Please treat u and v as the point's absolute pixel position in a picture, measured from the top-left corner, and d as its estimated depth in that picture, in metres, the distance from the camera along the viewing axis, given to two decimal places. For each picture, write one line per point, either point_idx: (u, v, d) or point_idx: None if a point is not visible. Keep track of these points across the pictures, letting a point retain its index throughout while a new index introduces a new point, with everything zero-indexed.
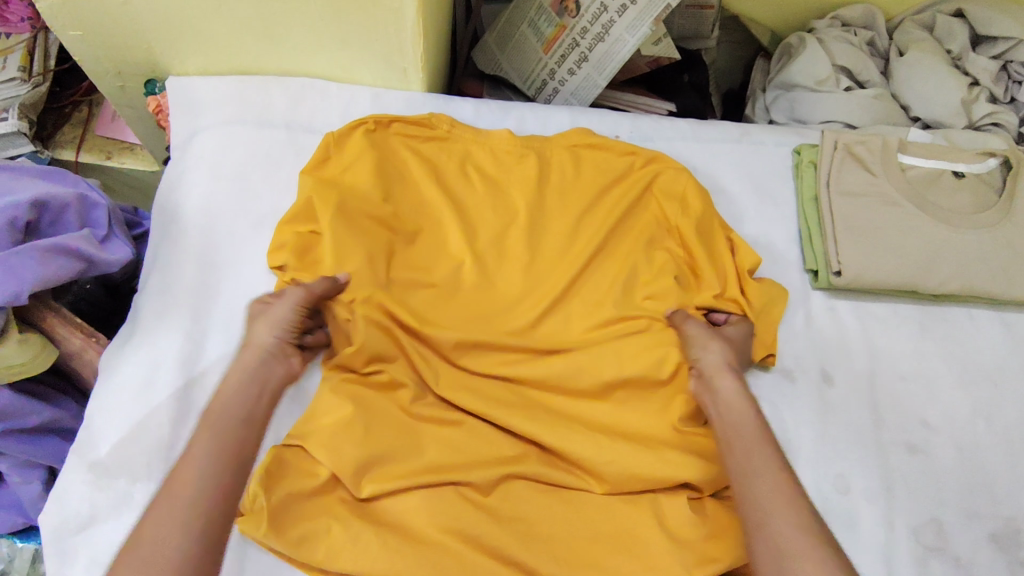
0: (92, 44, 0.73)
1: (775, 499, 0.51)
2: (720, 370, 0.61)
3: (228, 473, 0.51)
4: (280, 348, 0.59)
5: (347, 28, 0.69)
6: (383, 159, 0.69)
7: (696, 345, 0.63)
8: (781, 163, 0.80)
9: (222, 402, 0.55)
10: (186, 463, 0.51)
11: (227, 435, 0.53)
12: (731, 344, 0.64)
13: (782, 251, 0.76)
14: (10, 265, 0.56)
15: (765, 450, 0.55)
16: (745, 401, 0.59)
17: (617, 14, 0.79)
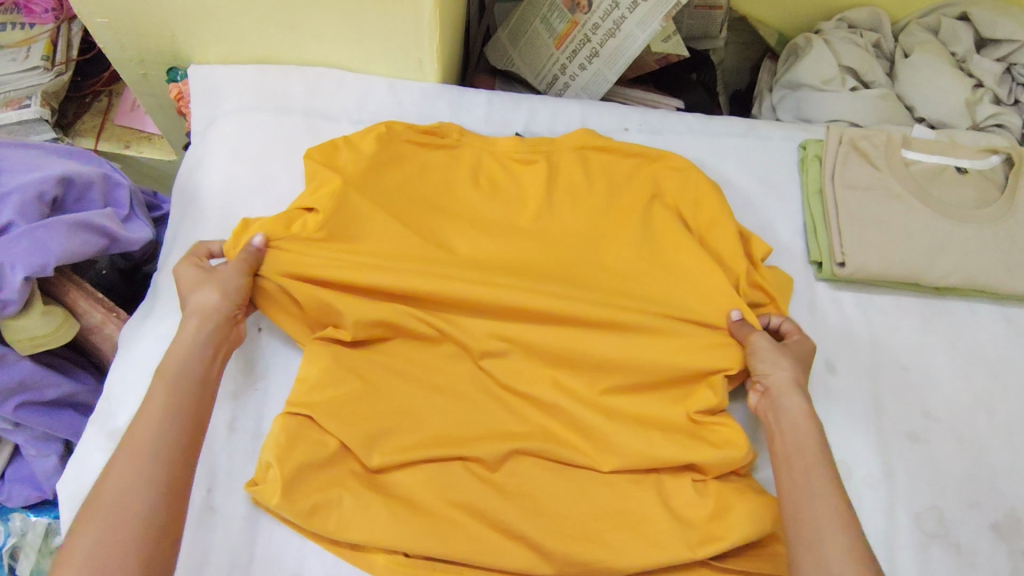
0: (117, 31, 0.75)
1: (825, 512, 0.51)
2: (787, 389, 0.61)
3: (185, 428, 0.51)
4: (224, 311, 0.59)
5: (365, 18, 0.71)
6: (391, 168, 0.69)
7: (761, 360, 0.63)
8: (787, 157, 0.82)
9: (179, 360, 0.55)
10: (144, 420, 0.51)
11: (187, 392, 0.53)
12: (800, 361, 0.64)
13: (787, 243, 0.77)
14: (37, 237, 0.57)
15: (820, 466, 0.54)
16: (806, 418, 0.58)
17: (628, 10, 0.81)
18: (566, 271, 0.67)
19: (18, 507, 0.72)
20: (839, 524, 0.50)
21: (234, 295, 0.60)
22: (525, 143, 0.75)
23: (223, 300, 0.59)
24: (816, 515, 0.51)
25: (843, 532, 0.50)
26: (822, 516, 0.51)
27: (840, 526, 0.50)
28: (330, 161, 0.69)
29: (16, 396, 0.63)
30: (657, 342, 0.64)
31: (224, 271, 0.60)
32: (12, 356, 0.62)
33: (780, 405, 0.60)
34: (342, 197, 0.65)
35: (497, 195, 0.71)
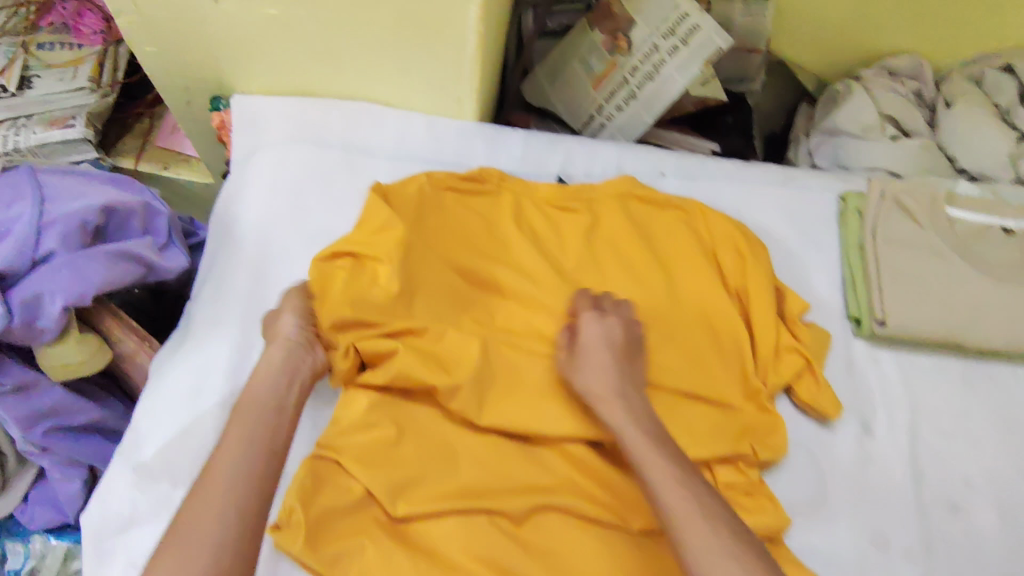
0: (166, 59, 0.76)
1: (691, 517, 0.50)
2: (603, 398, 0.59)
3: (259, 464, 0.51)
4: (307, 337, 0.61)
5: (408, 57, 0.72)
6: (431, 215, 0.70)
7: (573, 374, 0.61)
8: (826, 208, 0.80)
9: (254, 394, 0.56)
10: (220, 454, 0.51)
11: (262, 426, 0.54)
12: (600, 354, 0.61)
13: (824, 297, 0.75)
14: (79, 266, 0.58)
15: (657, 467, 0.53)
16: (631, 422, 0.57)
17: (668, 54, 0.82)
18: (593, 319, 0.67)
19: (39, 530, 0.73)
20: (700, 525, 0.49)
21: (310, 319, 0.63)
22: (566, 189, 0.76)
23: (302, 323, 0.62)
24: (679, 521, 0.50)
25: (712, 542, 0.48)
26: (687, 525, 0.49)
27: (709, 530, 0.49)
28: (387, 198, 0.69)
29: (46, 421, 0.64)
30: (686, 405, 0.65)
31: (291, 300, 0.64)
32: (44, 381, 0.62)
33: (606, 420, 0.58)
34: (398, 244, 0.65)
35: (535, 243, 0.72)
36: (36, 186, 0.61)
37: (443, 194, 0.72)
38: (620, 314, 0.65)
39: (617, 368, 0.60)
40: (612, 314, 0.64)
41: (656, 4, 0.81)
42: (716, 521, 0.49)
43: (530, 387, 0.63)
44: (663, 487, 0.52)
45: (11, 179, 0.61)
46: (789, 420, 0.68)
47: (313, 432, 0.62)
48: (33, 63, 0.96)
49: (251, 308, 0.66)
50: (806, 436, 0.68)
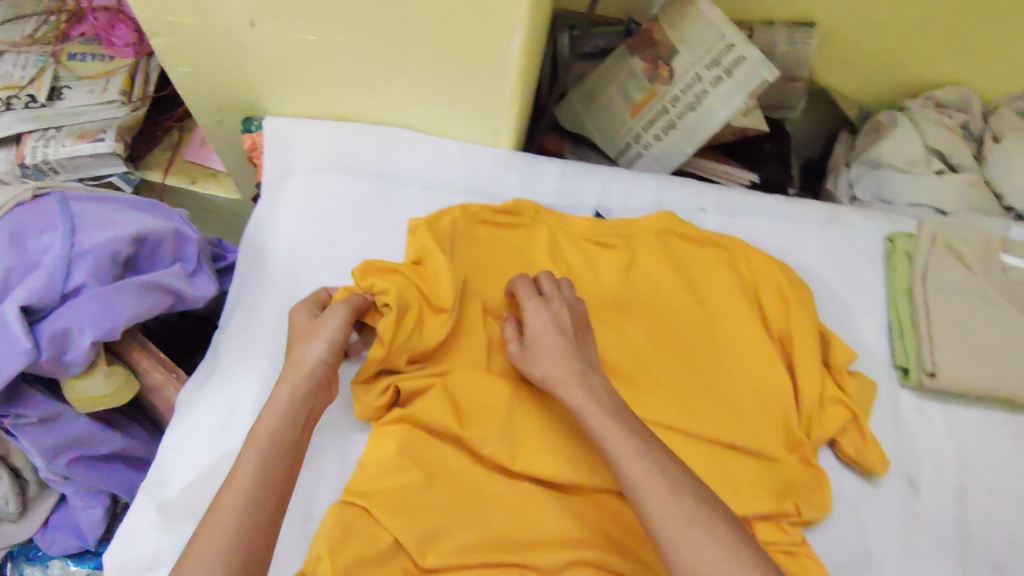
0: (198, 80, 0.75)
1: (655, 487, 0.49)
2: (562, 380, 0.57)
3: (269, 510, 0.48)
4: (330, 370, 0.58)
5: (446, 85, 0.69)
6: (465, 249, 0.69)
7: (529, 364, 0.60)
8: (872, 248, 0.77)
9: (270, 429, 0.53)
10: (231, 492, 0.48)
11: (276, 464, 0.50)
12: (550, 339, 0.60)
13: (868, 342, 0.73)
14: (109, 299, 0.56)
15: (618, 440, 0.52)
16: (591, 402, 0.55)
17: (711, 85, 0.79)
18: (630, 363, 0.65)
19: (59, 555, 0.73)
20: (669, 497, 0.48)
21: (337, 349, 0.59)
22: (602, 224, 0.73)
23: (330, 356, 0.58)
24: (645, 493, 0.49)
25: (678, 508, 0.47)
26: (651, 495, 0.48)
27: (671, 496, 0.48)
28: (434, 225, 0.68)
29: (71, 450, 0.62)
30: (728, 457, 0.62)
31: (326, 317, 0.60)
32: (70, 413, 0.61)
33: (567, 403, 0.57)
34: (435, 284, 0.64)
35: (572, 281, 0.70)
36: (67, 216, 0.59)
37: (476, 227, 0.70)
38: (561, 295, 0.64)
39: (566, 346, 0.59)
40: (555, 295, 0.64)
41: (698, 32, 0.79)
42: (678, 486, 0.48)
43: (565, 435, 0.61)
44: (624, 459, 0.51)
45: (41, 208, 0.60)
46: (831, 474, 0.66)
47: (341, 475, 0.61)
48: (63, 74, 0.95)
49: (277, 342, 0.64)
50: (848, 491, 0.65)
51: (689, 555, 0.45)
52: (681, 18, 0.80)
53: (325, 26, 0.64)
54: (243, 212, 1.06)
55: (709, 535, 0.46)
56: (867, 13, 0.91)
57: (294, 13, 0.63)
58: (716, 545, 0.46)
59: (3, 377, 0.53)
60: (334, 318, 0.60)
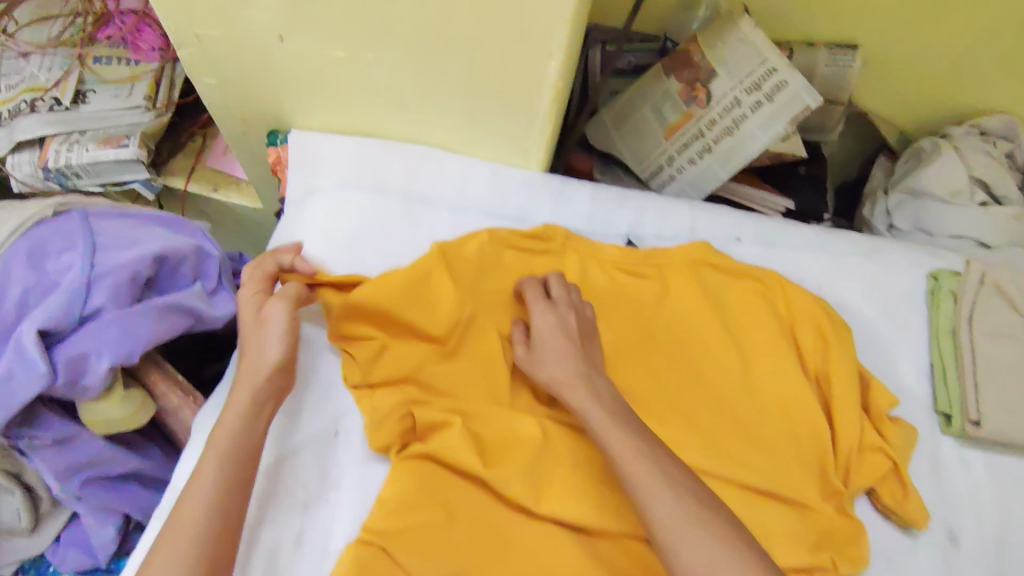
0: (224, 91, 0.73)
1: (656, 488, 0.49)
2: (566, 383, 0.57)
3: (231, 519, 0.50)
4: (286, 373, 0.59)
5: (478, 105, 0.67)
6: (490, 276, 0.67)
7: (535, 367, 0.60)
8: (915, 286, 0.74)
9: (231, 432, 0.54)
10: (192, 500, 0.50)
11: (239, 469, 0.52)
12: (555, 342, 0.60)
13: (907, 384, 0.70)
14: (127, 323, 0.55)
15: (620, 441, 0.52)
16: (597, 405, 0.55)
17: (750, 110, 0.77)
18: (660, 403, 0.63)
19: (70, 573, 0.70)
20: (671, 499, 0.48)
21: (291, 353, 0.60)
22: (634, 252, 0.71)
23: (286, 361, 0.59)
24: (647, 496, 0.49)
25: (679, 513, 0.48)
26: (651, 490, 0.49)
27: (672, 497, 0.49)
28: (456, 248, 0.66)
29: (84, 470, 0.61)
30: (764, 505, 0.59)
31: (274, 314, 0.60)
32: (87, 433, 0.60)
33: (572, 404, 0.57)
34: (460, 313, 0.62)
35: (602, 312, 0.67)
36: (88, 234, 0.58)
37: (504, 253, 0.68)
38: (568, 300, 0.64)
39: (572, 351, 0.60)
40: (563, 298, 0.64)
41: (738, 55, 0.76)
42: (679, 487, 0.49)
43: (598, 477, 0.59)
44: (627, 460, 0.51)
45: (63, 225, 0.59)
46: (869, 526, 0.63)
47: (358, 510, 0.58)
48: (89, 78, 0.94)
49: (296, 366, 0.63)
50: (886, 544, 0.62)
51: (692, 556, 0.46)
52: (720, 41, 0.77)
53: (357, 43, 0.62)
54: (263, 222, 1.05)
55: (712, 538, 0.46)
56: (915, 37, 0.87)
57: (326, 28, 0.61)
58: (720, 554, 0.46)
59: (21, 401, 0.52)
60: (278, 322, 0.60)
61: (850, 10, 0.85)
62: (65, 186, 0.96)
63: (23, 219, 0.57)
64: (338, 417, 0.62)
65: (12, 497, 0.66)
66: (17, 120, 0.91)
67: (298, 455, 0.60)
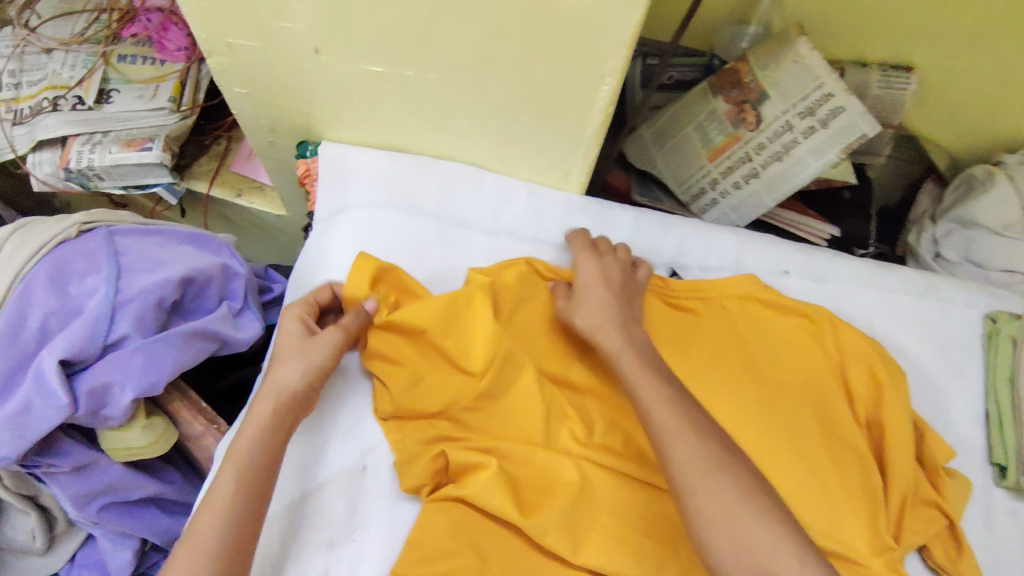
0: (253, 100, 0.69)
1: (680, 432, 0.48)
2: (602, 326, 0.57)
3: (245, 538, 0.48)
4: (313, 389, 0.56)
5: (519, 125, 0.63)
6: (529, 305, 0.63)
7: (572, 313, 0.60)
8: (971, 327, 0.71)
9: (250, 443, 0.51)
10: (207, 513, 0.48)
11: (257, 482, 0.50)
12: (597, 289, 0.60)
13: (960, 431, 0.67)
14: (151, 352, 0.55)
15: (652, 390, 0.51)
16: (631, 351, 0.55)
17: (802, 135, 0.73)
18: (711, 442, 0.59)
19: None
20: (694, 445, 0.47)
21: (325, 372, 0.57)
22: (678, 284, 0.67)
23: (315, 381, 0.56)
24: (669, 441, 0.48)
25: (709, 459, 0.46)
26: (674, 435, 0.48)
27: (696, 441, 0.47)
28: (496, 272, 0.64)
29: (102, 497, 0.60)
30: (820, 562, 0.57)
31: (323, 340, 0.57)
32: (104, 460, 0.59)
33: (606, 347, 0.56)
34: (498, 353, 0.58)
35: None
36: (113, 257, 0.58)
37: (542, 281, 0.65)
38: (616, 256, 0.64)
39: (613, 300, 0.59)
40: (610, 256, 0.64)
41: (792, 78, 0.72)
42: (703, 431, 0.48)
43: (645, 528, 0.56)
44: (655, 407, 0.50)
45: (85, 246, 0.58)
46: None
47: (386, 551, 0.56)
48: (113, 77, 0.91)
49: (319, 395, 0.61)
50: None
51: (705, 493, 0.45)
52: (773, 62, 0.73)
53: (397, 58, 0.58)
54: (287, 228, 1.02)
55: (729, 482, 0.45)
56: (982, 62, 0.82)
57: (362, 43, 0.57)
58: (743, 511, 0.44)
59: (40, 431, 0.52)
60: (326, 343, 0.57)
61: (914, 31, 0.80)
62: (87, 187, 0.94)
63: (45, 241, 0.57)
64: (368, 450, 0.60)
65: (27, 517, 0.64)
66: (39, 118, 0.89)
67: (325, 490, 0.57)
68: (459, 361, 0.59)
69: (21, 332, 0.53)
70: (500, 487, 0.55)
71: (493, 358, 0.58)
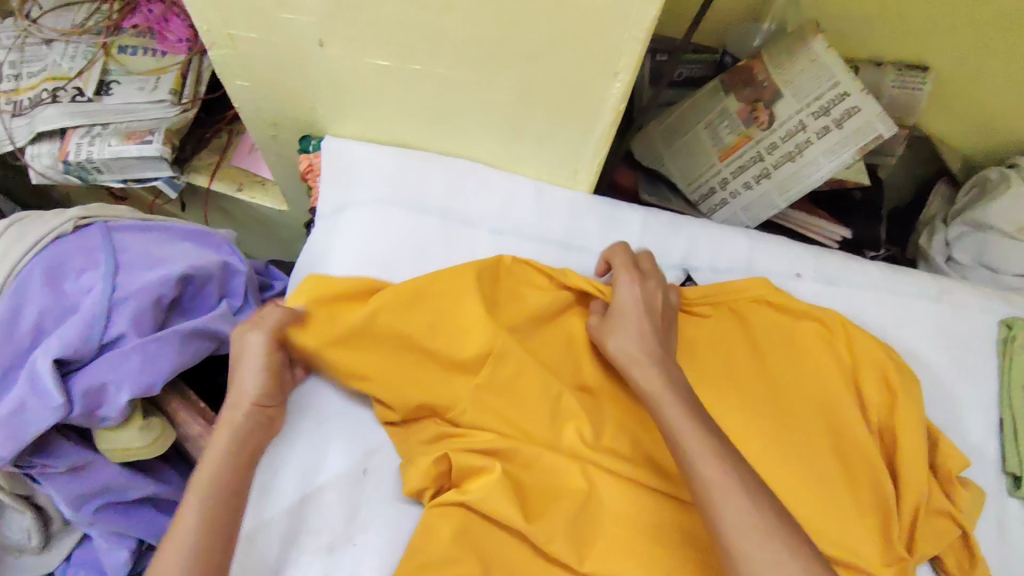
0: (255, 94, 0.67)
1: (730, 490, 0.45)
2: (639, 361, 0.55)
3: (214, 561, 0.48)
4: (268, 407, 0.55)
5: (529, 121, 0.62)
6: (538, 305, 0.61)
7: (606, 337, 0.58)
8: (986, 333, 0.70)
9: (212, 473, 0.51)
10: (174, 539, 0.48)
11: (223, 512, 0.50)
12: (636, 318, 0.58)
13: (974, 439, 0.65)
14: (149, 352, 0.54)
15: (696, 441, 0.48)
16: (671, 395, 0.52)
17: (816, 135, 0.72)
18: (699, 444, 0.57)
19: None
20: (746, 506, 0.45)
21: (274, 388, 0.56)
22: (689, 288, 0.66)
23: (267, 399, 0.55)
24: (720, 500, 0.45)
25: (729, 472, 0.46)
26: (723, 493, 0.45)
27: (748, 502, 0.45)
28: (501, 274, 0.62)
29: (98, 498, 0.59)
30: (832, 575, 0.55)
31: (252, 347, 0.55)
32: (100, 461, 0.58)
33: (641, 384, 0.54)
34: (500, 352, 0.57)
35: None
36: (111, 253, 0.57)
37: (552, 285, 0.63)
38: (656, 276, 0.62)
39: (652, 335, 0.57)
40: (650, 278, 0.61)
41: (808, 77, 0.72)
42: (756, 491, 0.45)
43: (654, 535, 0.54)
44: (702, 457, 0.47)
45: (84, 241, 0.57)
46: None
47: (388, 556, 0.54)
48: (114, 68, 0.90)
49: (298, 393, 0.60)
50: None
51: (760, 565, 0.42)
52: (790, 60, 0.73)
53: (404, 53, 0.57)
54: (288, 223, 1.01)
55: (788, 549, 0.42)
56: (999, 64, 0.80)
57: (370, 37, 0.56)
58: (745, 506, 0.45)
59: (34, 433, 0.51)
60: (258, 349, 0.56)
61: (932, 30, 0.78)
62: (86, 180, 0.93)
63: (43, 233, 0.56)
64: (370, 453, 0.59)
65: (22, 516, 0.63)
66: (38, 109, 0.88)
67: (325, 493, 0.56)
68: (460, 362, 0.57)
69: (17, 329, 0.52)
70: (505, 492, 0.54)
71: (486, 353, 0.57)
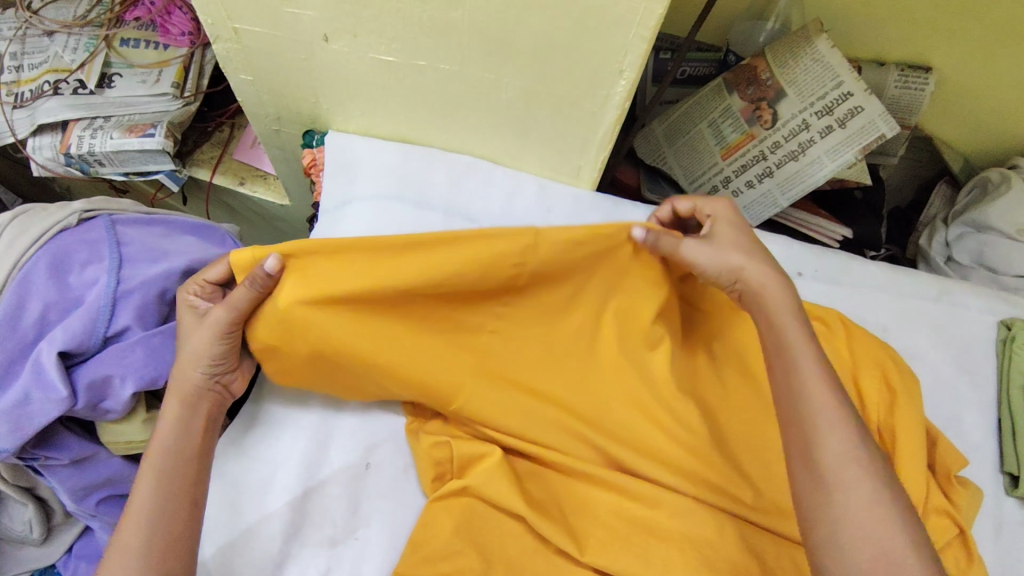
0: (259, 88, 0.67)
1: (837, 424, 0.45)
2: (764, 284, 0.52)
3: (180, 518, 0.48)
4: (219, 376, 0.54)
5: (535, 119, 0.62)
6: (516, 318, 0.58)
7: (727, 249, 0.54)
8: (984, 334, 0.70)
9: (163, 443, 0.50)
10: (133, 509, 0.47)
11: (181, 487, 0.48)
12: (739, 232, 0.55)
13: (972, 439, 0.66)
14: (152, 345, 0.54)
15: (809, 356, 0.48)
16: (790, 313, 0.50)
17: (819, 134, 0.73)
18: (697, 448, 0.56)
19: None
20: (847, 436, 0.44)
21: (226, 358, 0.53)
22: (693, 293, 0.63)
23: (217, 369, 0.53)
24: (824, 431, 0.44)
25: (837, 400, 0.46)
26: (828, 423, 0.45)
27: (851, 434, 0.44)
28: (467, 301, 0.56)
29: (102, 489, 0.61)
30: None
31: (213, 318, 0.52)
32: (103, 452, 0.59)
33: (763, 299, 0.51)
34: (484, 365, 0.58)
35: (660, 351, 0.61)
36: (115, 246, 0.57)
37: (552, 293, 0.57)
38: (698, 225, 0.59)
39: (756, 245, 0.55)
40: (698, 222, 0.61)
41: (812, 75, 0.72)
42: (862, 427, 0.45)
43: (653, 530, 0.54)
44: (816, 385, 0.46)
45: (87, 235, 0.57)
46: None
47: (392, 546, 0.55)
48: (115, 60, 0.89)
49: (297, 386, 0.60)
50: None
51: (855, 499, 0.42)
52: (793, 57, 0.72)
53: (410, 49, 0.57)
54: (289, 217, 1.01)
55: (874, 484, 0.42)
56: (1001, 66, 0.80)
57: (375, 32, 0.56)
58: (847, 435, 0.44)
59: (38, 425, 0.51)
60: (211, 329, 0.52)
61: (936, 31, 0.78)
62: (87, 173, 0.92)
63: (46, 228, 0.56)
64: (372, 449, 0.59)
65: (24, 508, 0.64)
66: (40, 102, 0.88)
67: (326, 487, 0.56)
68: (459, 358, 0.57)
69: (21, 321, 0.52)
70: (505, 482, 0.54)
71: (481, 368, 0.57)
